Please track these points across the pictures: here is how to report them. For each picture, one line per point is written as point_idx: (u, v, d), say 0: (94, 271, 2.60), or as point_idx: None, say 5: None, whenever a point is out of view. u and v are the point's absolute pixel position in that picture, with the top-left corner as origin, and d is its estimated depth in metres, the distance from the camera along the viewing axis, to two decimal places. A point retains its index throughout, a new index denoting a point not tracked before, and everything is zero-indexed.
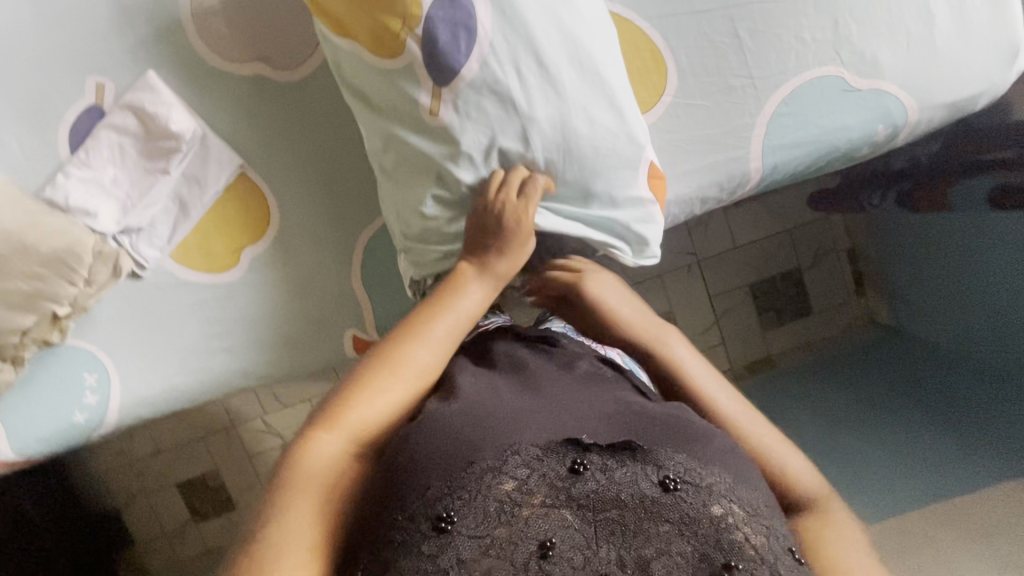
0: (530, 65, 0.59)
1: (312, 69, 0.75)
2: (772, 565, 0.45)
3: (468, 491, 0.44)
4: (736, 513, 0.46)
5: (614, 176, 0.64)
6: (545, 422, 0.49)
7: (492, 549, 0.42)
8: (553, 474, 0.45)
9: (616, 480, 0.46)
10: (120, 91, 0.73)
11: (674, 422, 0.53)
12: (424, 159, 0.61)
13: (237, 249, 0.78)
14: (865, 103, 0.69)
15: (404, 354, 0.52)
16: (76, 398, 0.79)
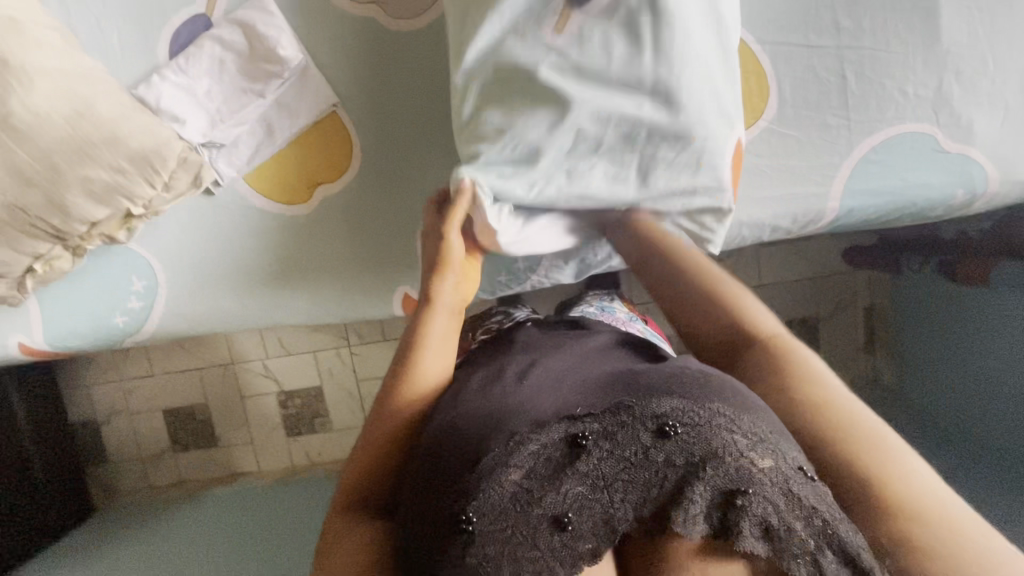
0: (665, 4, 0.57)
1: (424, 23, 0.74)
2: (788, 486, 0.38)
3: (474, 488, 0.39)
4: (741, 440, 0.39)
5: (713, 139, 0.60)
6: (539, 400, 0.43)
7: (513, 539, 0.38)
8: (550, 451, 0.39)
9: (619, 442, 0.39)
10: (231, 6, 0.73)
11: (666, 366, 0.45)
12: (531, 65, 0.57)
13: (311, 185, 0.79)
14: (950, 166, 0.71)
15: (406, 382, 0.49)
16: (121, 300, 0.79)
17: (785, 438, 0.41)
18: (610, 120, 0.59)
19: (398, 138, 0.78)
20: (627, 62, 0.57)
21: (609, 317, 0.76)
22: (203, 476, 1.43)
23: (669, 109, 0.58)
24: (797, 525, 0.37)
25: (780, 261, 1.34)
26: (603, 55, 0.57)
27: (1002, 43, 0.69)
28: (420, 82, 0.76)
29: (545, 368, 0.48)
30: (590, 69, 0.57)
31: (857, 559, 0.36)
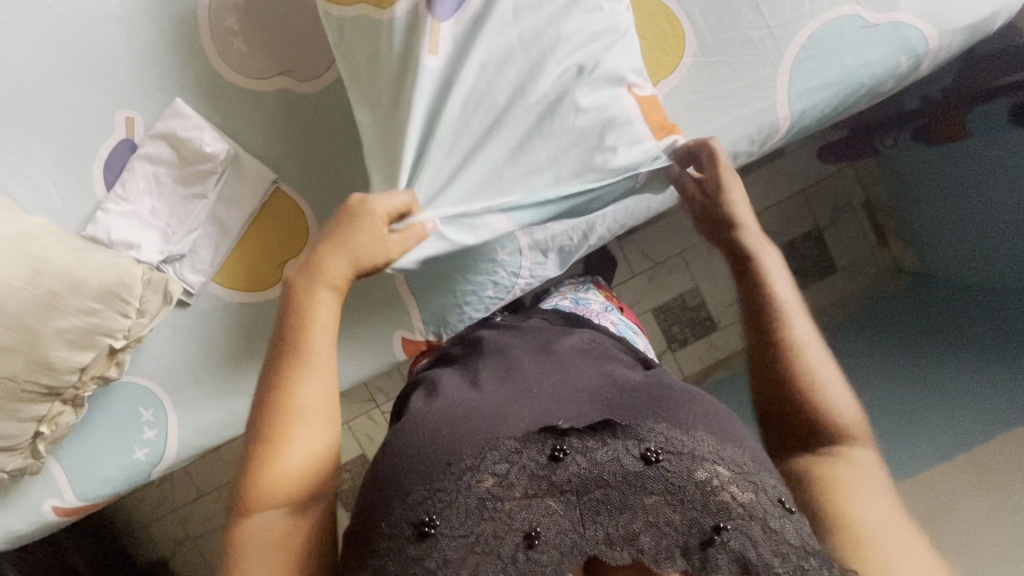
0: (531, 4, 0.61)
1: (333, 77, 0.75)
2: (763, 519, 0.46)
3: (447, 492, 0.44)
4: (723, 473, 0.47)
5: (612, 99, 0.63)
6: (526, 413, 0.49)
7: (478, 546, 0.43)
8: (533, 464, 0.46)
9: (599, 461, 0.46)
10: (150, 123, 0.74)
11: (658, 392, 0.53)
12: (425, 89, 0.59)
13: (280, 264, 0.78)
14: (884, 38, 0.69)
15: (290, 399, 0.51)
16: (135, 434, 0.79)
17: (767, 471, 0.49)
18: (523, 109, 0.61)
19: (341, 193, 0.77)
20: (518, 64, 0.61)
21: (583, 310, 0.81)
22: None
23: (567, 76, 0.62)
24: (771, 559, 0.44)
25: (762, 187, 1.33)
26: (487, 54, 0.60)
27: None
28: (346, 129, 0.76)
29: (528, 379, 0.55)
30: (482, 65, 0.60)
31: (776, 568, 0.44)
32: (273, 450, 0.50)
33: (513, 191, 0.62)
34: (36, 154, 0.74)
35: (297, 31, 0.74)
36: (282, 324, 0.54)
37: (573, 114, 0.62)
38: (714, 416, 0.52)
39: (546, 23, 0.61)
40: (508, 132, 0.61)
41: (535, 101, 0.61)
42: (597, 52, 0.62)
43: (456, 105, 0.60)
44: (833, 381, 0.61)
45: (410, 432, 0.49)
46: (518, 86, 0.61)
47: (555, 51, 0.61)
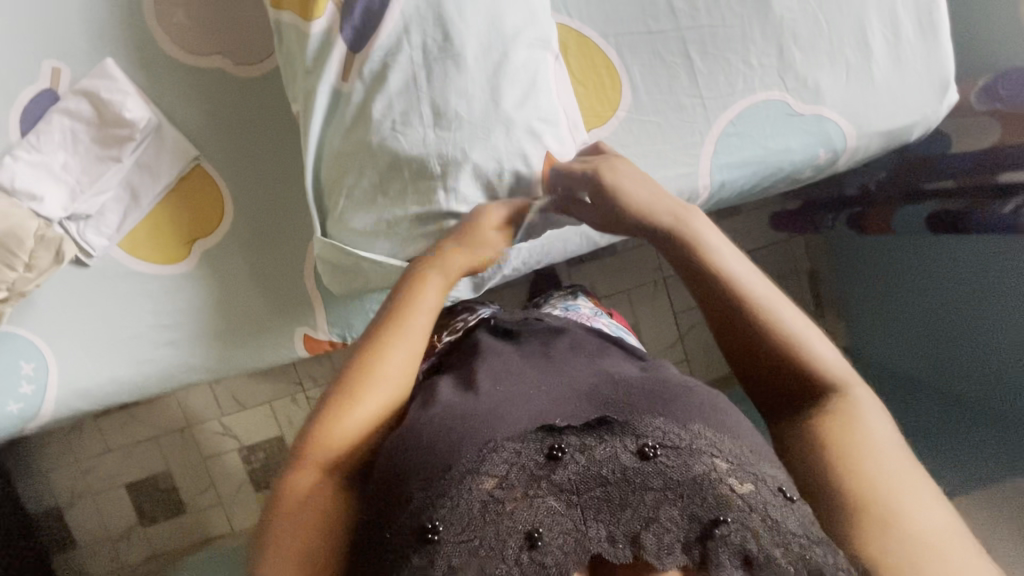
0: (435, 35, 0.56)
1: (273, 64, 0.75)
2: (765, 511, 0.41)
3: (451, 497, 0.40)
4: (722, 466, 0.43)
5: (522, 153, 0.57)
6: (522, 413, 0.46)
7: (481, 551, 0.38)
8: (531, 464, 0.41)
9: (597, 458, 0.42)
10: (76, 77, 0.73)
11: (655, 386, 0.50)
12: (342, 120, 0.60)
13: (188, 241, 0.77)
14: (806, 127, 0.71)
15: (363, 374, 0.49)
16: (11, 387, 0.77)
17: (761, 460, 0.45)
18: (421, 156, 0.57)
19: (261, 180, 0.77)
20: (415, 107, 0.57)
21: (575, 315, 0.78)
22: (176, 546, 1.39)
23: (465, 125, 0.57)
24: (775, 552, 0.39)
25: None
26: (390, 92, 0.57)
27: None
28: (275, 117, 0.76)
29: (520, 378, 0.52)
30: (378, 99, 0.57)
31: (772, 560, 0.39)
32: (335, 411, 0.48)
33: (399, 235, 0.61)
34: None
35: (240, 13, 0.73)
36: (422, 284, 0.54)
37: (452, 161, 0.57)
38: (717, 410, 0.49)
39: (449, 67, 0.56)
40: (388, 171, 0.58)
41: (418, 143, 0.57)
42: (500, 99, 0.57)
43: (354, 141, 0.59)
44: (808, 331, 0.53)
45: (404, 434, 0.46)
46: (399, 120, 0.57)
47: (450, 89, 0.56)
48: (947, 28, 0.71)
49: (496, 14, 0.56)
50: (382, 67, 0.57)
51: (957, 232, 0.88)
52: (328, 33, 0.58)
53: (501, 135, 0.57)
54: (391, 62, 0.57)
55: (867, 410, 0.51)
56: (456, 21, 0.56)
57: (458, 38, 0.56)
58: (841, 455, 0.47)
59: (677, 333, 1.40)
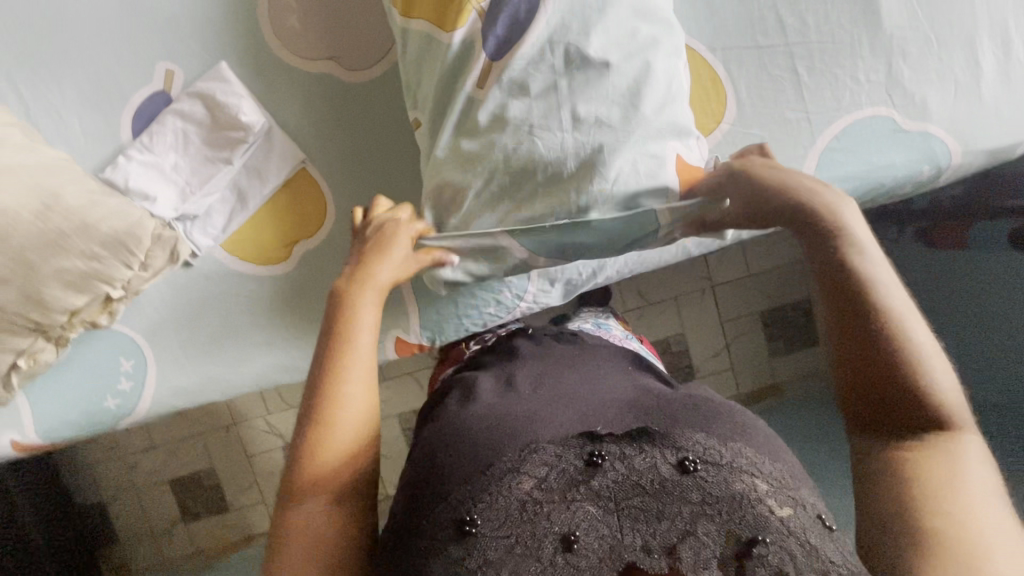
0: (580, 43, 0.58)
1: (383, 70, 0.76)
2: (805, 538, 0.43)
3: (490, 494, 0.45)
4: (761, 487, 0.46)
5: (653, 154, 0.59)
6: (565, 420, 0.51)
7: (518, 547, 0.44)
8: (572, 469, 0.46)
9: (637, 468, 0.45)
10: (189, 79, 0.74)
11: (685, 401, 0.54)
12: (472, 121, 0.62)
13: (290, 242, 0.78)
14: (912, 144, 0.72)
15: (330, 405, 0.54)
16: (110, 383, 0.78)
17: (800, 487, 0.48)
18: (554, 154, 0.59)
19: (363, 184, 0.78)
20: (554, 110, 0.59)
21: (604, 334, 0.77)
22: (216, 543, 1.39)
23: (600, 129, 0.58)
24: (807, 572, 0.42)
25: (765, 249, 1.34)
26: (531, 95, 0.59)
27: (939, 16, 0.70)
28: (379, 122, 0.77)
29: (560, 385, 0.57)
30: (519, 103, 0.59)
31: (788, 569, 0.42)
32: (314, 445, 0.52)
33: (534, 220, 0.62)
34: (67, 88, 0.73)
35: (354, 21, 0.74)
36: (351, 306, 0.59)
37: (597, 152, 0.58)
38: (748, 429, 0.52)
39: (590, 74, 0.58)
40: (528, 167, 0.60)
41: (562, 138, 0.59)
42: (637, 105, 0.58)
43: (488, 142, 0.61)
44: (936, 361, 0.49)
45: (451, 436, 0.52)
46: (544, 117, 0.59)
47: (593, 86, 0.58)
48: None
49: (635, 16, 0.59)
50: (522, 73, 0.59)
51: None
52: (467, 40, 0.60)
53: (645, 130, 0.58)
54: (533, 69, 0.58)
55: (973, 449, 0.47)
56: (599, 19, 0.58)
57: (601, 47, 0.58)
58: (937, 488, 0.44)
59: (723, 341, 1.39)
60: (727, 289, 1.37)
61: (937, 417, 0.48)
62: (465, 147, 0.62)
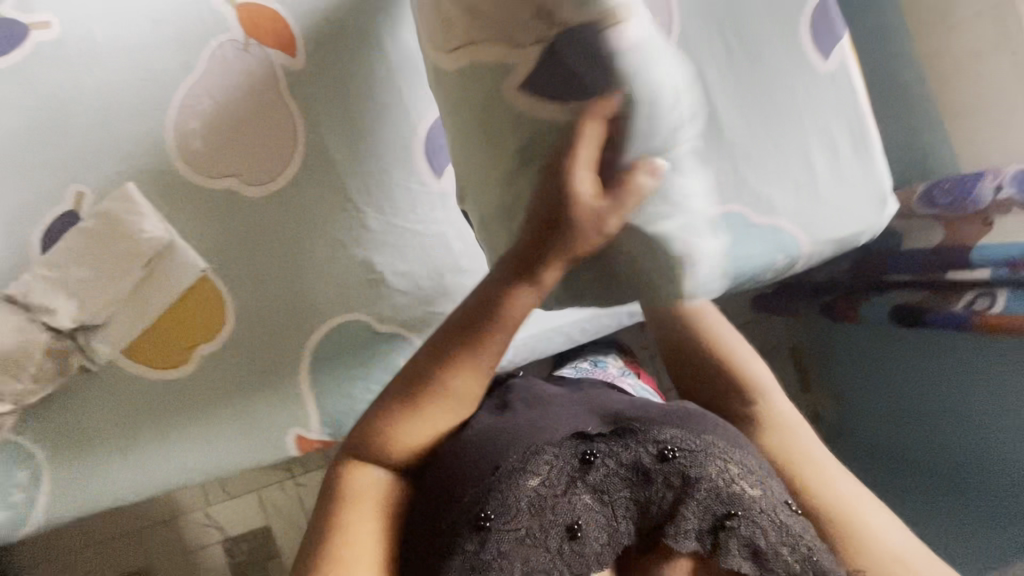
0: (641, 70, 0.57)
1: (280, 184, 0.81)
2: (773, 513, 0.58)
3: (503, 491, 0.57)
4: (733, 470, 0.60)
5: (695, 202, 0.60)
6: (553, 428, 0.63)
7: (528, 538, 0.56)
8: (569, 467, 0.59)
9: (624, 462, 0.60)
10: (98, 200, 0.80)
11: (673, 413, 0.65)
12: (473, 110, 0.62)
13: (191, 346, 0.81)
14: (764, 236, 0.78)
15: (410, 403, 0.61)
16: (6, 495, 0.78)
17: (769, 478, 0.61)
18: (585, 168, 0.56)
19: (264, 287, 0.82)
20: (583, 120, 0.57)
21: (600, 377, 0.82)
22: None
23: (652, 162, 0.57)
24: (774, 546, 0.57)
25: None
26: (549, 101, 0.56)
27: (777, 122, 0.77)
28: (278, 225, 0.81)
29: (547, 412, 0.67)
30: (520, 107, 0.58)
31: (758, 550, 0.56)
32: (398, 415, 0.61)
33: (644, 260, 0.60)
34: None
35: (251, 142, 0.81)
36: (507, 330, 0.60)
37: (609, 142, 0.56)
38: (703, 418, 0.66)
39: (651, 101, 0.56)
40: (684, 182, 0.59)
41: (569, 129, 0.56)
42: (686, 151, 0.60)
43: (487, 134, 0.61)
44: (759, 367, 0.75)
45: (458, 451, 0.62)
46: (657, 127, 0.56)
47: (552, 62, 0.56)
48: (880, 150, 0.79)
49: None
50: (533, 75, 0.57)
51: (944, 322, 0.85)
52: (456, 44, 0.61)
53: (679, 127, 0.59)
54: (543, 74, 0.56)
55: (781, 411, 0.72)
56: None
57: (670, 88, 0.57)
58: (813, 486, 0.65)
59: None
60: None
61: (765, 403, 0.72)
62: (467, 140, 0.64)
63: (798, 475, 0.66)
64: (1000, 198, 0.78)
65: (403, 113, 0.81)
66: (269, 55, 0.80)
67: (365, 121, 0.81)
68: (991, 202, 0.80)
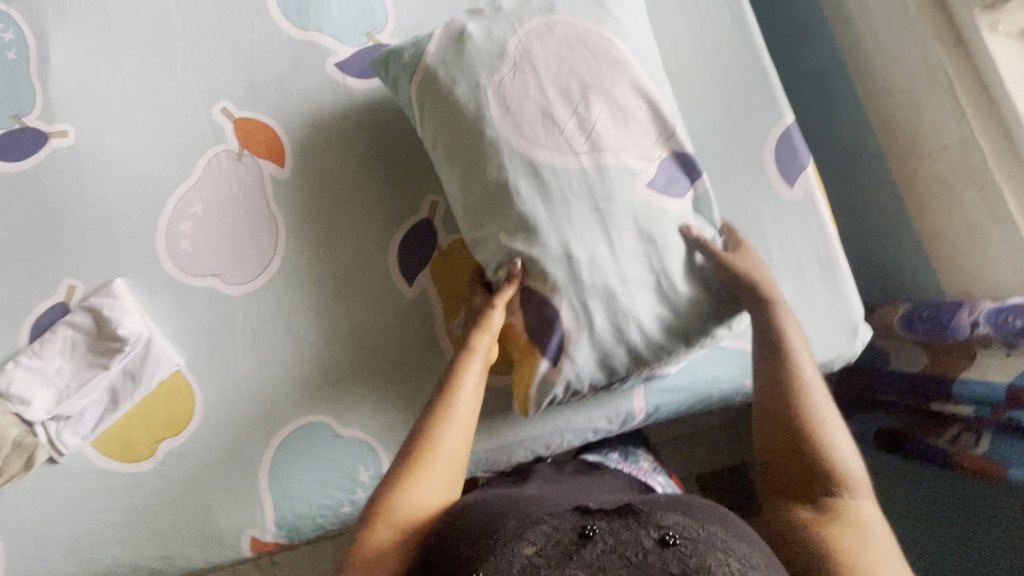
0: (620, 182, 0.68)
1: (258, 285, 0.85)
2: None
3: (493, 558, 0.47)
4: (735, 563, 0.47)
5: (642, 309, 0.68)
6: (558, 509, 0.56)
7: None
8: (566, 538, 0.48)
9: (625, 540, 0.48)
10: (88, 293, 0.84)
11: (683, 502, 0.57)
12: (489, 181, 0.69)
13: (155, 440, 0.82)
14: (731, 360, 0.80)
15: (428, 450, 0.60)
16: None
17: None
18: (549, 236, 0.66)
19: (232, 383, 0.84)
20: (566, 203, 0.67)
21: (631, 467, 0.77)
22: None
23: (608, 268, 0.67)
24: None
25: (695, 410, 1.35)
26: (537, 184, 0.67)
27: None
28: (253, 323, 0.85)
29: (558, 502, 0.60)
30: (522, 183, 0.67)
31: None
32: (407, 472, 0.59)
33: (586, 348, 0.68)
34: None
35: (236, 244, 0.86)
36: (454, 425, 0.62)
37: (578, 230, 0.67)
38: (737, 527, 0.54)
39: (614, 211, 0.68)
40: (625, 295, 0.68)
41: (584, 209, 0.67)
42: (637, 259, 0.68)
43: (496, 199, 0.68)
44: (843, 435, 0.62)
45: (458, 518, 0.56)
46: (654, 217, 0.70)
47: (581, 164, 0.68)
48: (850, 275, 0.78)
49: (562, 43, 0.71)
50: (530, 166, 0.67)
51: (945, 461, 0.78)
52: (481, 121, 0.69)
53: (637, 241, 0.68)
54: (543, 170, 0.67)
55: (869, 510, 0.58)
56: (551, 96, 0.69)
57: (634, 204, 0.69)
58: (856, 557, 0.53)
59: None
60: (661, 452, 1.34)
61: (843, 478, 0.59)
62: (485, 204, 0.69)
63: (850, 554, 0.53)
64: (978, 333, 0.74)
65: (377, 222, 0.85)
66: (260, 165, 0.86)
67: (340, 227, 0.86)
68: (971, 335, 0.75)
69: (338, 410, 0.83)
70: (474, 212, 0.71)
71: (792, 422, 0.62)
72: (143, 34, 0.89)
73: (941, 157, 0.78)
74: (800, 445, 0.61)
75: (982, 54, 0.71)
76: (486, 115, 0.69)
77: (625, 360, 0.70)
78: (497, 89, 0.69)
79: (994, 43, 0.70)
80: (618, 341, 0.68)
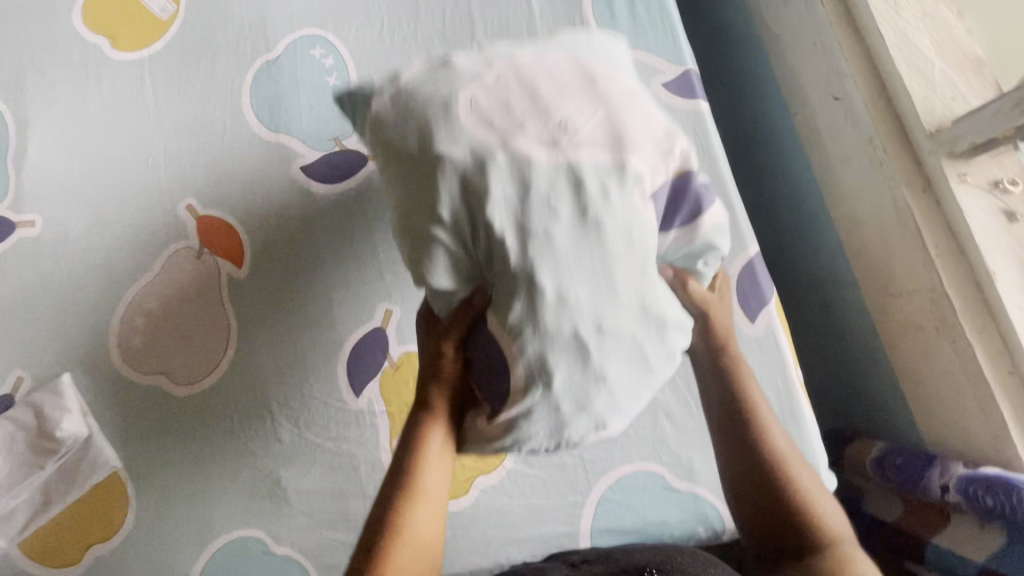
0: (602, 193, 0.53)
1: (201, 386, 0.84)
2: None
3: None
4: None
5: (613, 381, 0.55)
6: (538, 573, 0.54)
7: None
8: None
9: None
10: (34, 388, 0.83)
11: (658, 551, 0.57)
12: (441, 189, 0.54)
13: (84, 546, 0.79)
14: (683, 503, 0.75)
15: (396, 535, 0.59)
16: None
17: None
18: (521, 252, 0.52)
19: (169, 488, 0.81)
20: (539, 207, 0.53)
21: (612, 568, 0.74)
22: None
23: (586, 323, 0.53)
24: None
25: None
26: (505, 184, 0.53)
27: None
28: (196, 426, 0.83)
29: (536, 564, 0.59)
30: (492, 207, 0.53)
31: None
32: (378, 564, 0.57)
33: (546, 422, 0.55)
34: None
35: (185, 343, 0.84)
36: (429, 471, 0.63)
37: (560, 265, 0.53)
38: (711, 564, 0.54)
39: (601, 234, 0.53)
40: (597, 344, 0.54)
41: (570, 241, 0.53)
42: (619, 296, 0.54)
43: (449, 204, 0.54)
44: (816, 488, 0.64)
45: None
46: (651, 256, 0.56)
47: (560, 162, 0.53)
48: (812, 419, 0.75)
49: (556, 55, 0.59)
50: (499, 162, 0.53)
51: None
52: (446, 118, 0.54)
53: (627, 273, 0.54)
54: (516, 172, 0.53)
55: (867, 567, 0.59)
56: (531, 94, 0.56)
57: (620, 215, 0.54)
58: None
59: None
60: None
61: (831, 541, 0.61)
62: (444, 229, 0.55)
63: None
64: (949, 498, 0.70)
65: (331, 329, 0.84)
66: (218, 264, 0.86)
67: (294, 331, 0.84)
68: (942, 497, 0.72)
69: (275, 524, 0.80)
70: (422, 223, 0.55)
71: (765, 465, 0.65)
72: (120, 129, 0.91)
73: (911, 299, 0.74)
74: (783, 512, 0.63)
75: (950, 204, 0.69)
76: (456, 129, 0.54)
77: (582, 426, 0.56)
78: (469, 97, 0.55)
79: (962, 193, 0.68)
80: (584, 405, 0.55)
